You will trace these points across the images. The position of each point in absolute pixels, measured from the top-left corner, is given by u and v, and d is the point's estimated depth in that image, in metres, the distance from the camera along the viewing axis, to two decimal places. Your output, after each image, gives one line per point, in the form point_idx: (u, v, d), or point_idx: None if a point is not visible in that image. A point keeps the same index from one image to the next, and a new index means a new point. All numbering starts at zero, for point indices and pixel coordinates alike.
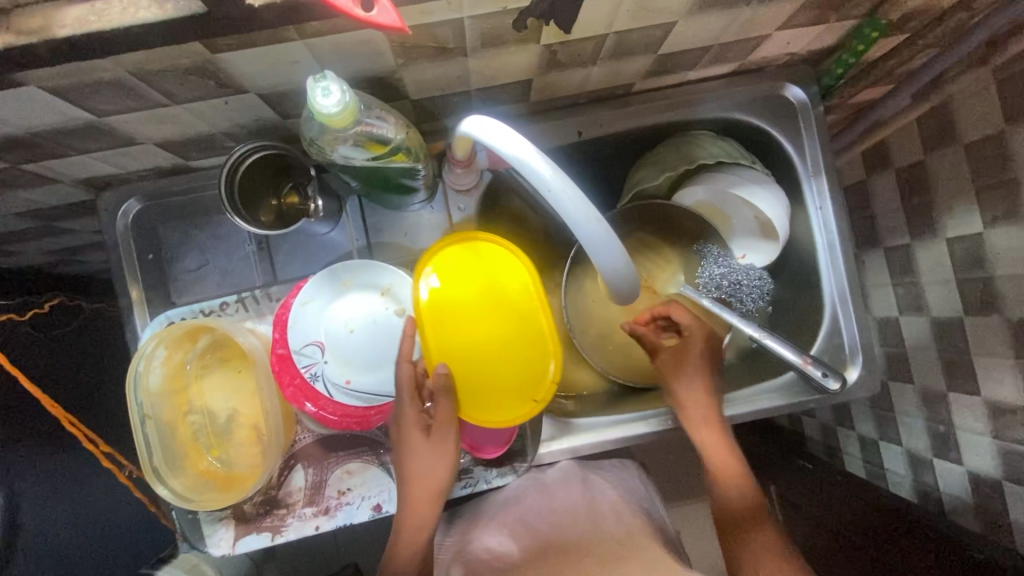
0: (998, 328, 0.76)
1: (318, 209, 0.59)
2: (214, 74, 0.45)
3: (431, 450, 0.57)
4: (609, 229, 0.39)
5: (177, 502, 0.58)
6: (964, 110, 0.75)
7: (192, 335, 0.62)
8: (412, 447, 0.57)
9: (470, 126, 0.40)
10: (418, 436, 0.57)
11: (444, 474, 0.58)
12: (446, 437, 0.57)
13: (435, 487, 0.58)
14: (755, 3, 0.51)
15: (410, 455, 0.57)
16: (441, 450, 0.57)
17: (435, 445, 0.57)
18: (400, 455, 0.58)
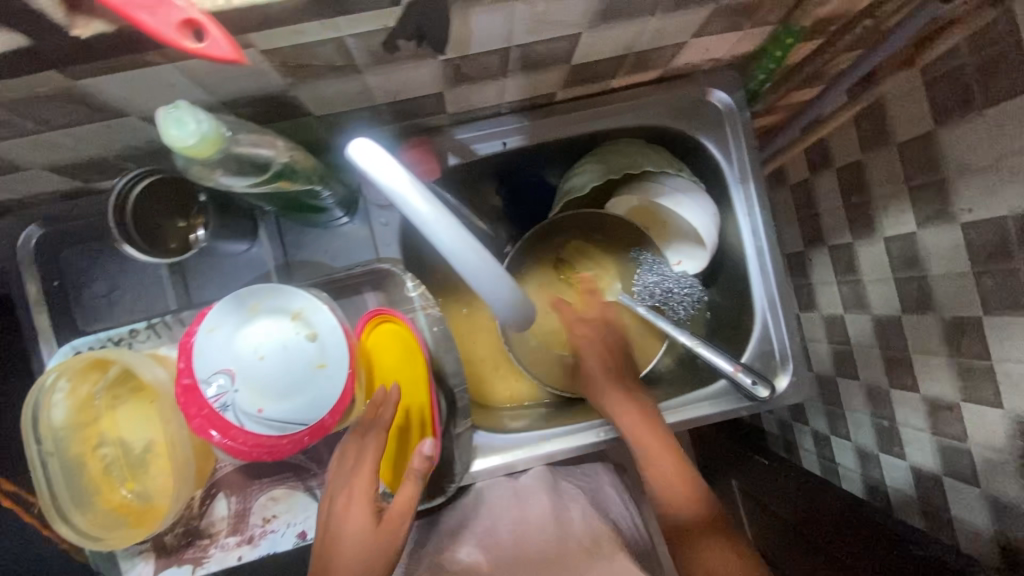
0: (933, 326, 0.76)
1: (198, 239, 0.58)
2: (84, 100, 0.42)
3: (372, 539, 0.52)
4: (492, 257, 0.38)
5: (82, 541, 0.57)
6: (895, 110, 0.74)
7: (98, 364, 0.59)
8: (355, 526, 0.53)
9: (354, 151, 0.36)
10: (367, 514, 0.53)
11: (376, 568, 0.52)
12: (396, 526, 0.53)
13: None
14: (661, 12, 0.50)
15: (348, 528, 0.53)
16: (385, 542, 0.53)
17: (378, 532, 0.53)
18: (335, 536, 0.53)
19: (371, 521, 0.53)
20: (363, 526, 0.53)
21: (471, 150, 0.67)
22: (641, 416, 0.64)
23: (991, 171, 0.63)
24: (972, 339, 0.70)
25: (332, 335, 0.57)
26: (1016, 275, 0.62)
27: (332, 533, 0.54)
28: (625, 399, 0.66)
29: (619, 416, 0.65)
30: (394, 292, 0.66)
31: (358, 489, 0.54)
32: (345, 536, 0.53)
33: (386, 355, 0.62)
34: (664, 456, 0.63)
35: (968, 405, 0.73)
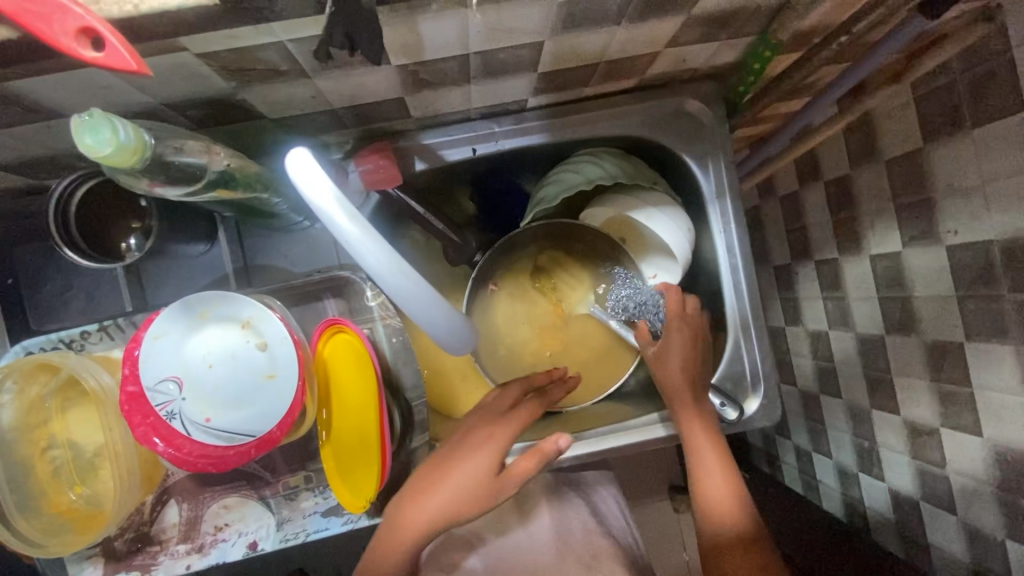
0: (915, 349, 0.74)
1: (131, 249, 0.56)
2: (13, 100, 0.40)
3: (485, 484, 0.58)
4: (426, 284, 0.37)
5: (22, 547, 0.55)
6: (885, 125, 0.72)
7: (46, 367, 0.57)
8: (475, 464, 0.59)
9: (289, 163, 0.34)
10: (487, 457, 0.59)
11: (472, 503, 0.58)
12: (509, 484, 0.59)
13: (455, 509, 0.58)
14: (628, 22, 0.48)
15: (468, 462, 0.59)
16: (493, 491, 0.58)
17: (492, 479, 0.58)
18: (452, 463, 0.59)
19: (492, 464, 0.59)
20: (482, 464, 0.59)
21: (439, 156, 0.65)
22: (706, 428, 0.62)
23: (978, 193, 0.60)
24: (953, 364, 0.68)
25: (281, 345, 0.55)
26: (999, 302, 0.60)
27: (453, 458, 0.60)
28: (693, 409, 0.63)
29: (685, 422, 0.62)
30: (354, 300, 0.63)
31: (478, 452, 0.60)
32: (458, 469, 0.59)
33: (342, 367, 0.60)
34: (720, 465, 0.62)
35: (947, 431, 0.71)
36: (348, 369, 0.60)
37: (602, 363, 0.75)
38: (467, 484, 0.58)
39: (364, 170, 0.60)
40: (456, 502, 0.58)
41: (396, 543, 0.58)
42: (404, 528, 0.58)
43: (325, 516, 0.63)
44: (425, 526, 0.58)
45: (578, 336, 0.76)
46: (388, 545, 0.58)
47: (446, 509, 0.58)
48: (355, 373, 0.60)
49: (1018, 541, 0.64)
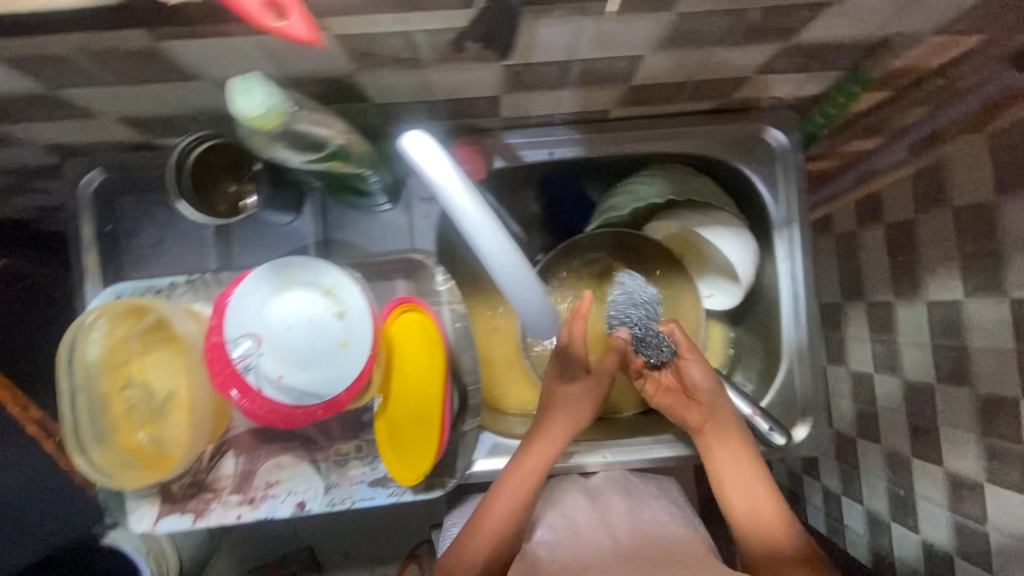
0: (966, 401, 0.73)
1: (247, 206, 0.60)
2: (162, 61, 0.44)
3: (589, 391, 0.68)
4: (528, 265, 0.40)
5: (93, 475, 0.59)
6: (958, 174, 0.69)
7: (135, 311, 0.61)
8: (576, 392, 0.68)
9: (406, 140, 0.37)
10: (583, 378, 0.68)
11: (586, 416, 0.67)
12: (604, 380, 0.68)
13: (571, 433, 0.66)
14: (727, 45, 0.50)
15: (567, 391, 0.67)
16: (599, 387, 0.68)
17: (594, 393, 0.68)
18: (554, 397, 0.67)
19: (589, 385, 0.68)
20: (585, 391, 0.68)
21: (519, 156, 0.68)
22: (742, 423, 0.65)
23: None
24: (1006, 420, 0.67)
25: (358, 315, 0.58)
26: None
27: (553, 396, 0.68)
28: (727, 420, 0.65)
29: (717, 420, 0.65)
30: (423, 283, 0.66)
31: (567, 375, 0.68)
32: (562, 399, 0.67)
33: (407, 344, 0.62)
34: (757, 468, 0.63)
35: (992, 487, 0.70)
36: (416, 348, 0.62)
37: None
38: (574, 410, 0.67)
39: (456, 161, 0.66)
40: (571, 424, 0.67)
41: (522, 474, 0.64)
42: (524, 463, 0.65)
43: (371, 486, 0.65)
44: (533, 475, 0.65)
45: None
46: (511, 481, 0.64)
47: (564, 437, 0.66)
48: (424, 350, 0.62)
49: None
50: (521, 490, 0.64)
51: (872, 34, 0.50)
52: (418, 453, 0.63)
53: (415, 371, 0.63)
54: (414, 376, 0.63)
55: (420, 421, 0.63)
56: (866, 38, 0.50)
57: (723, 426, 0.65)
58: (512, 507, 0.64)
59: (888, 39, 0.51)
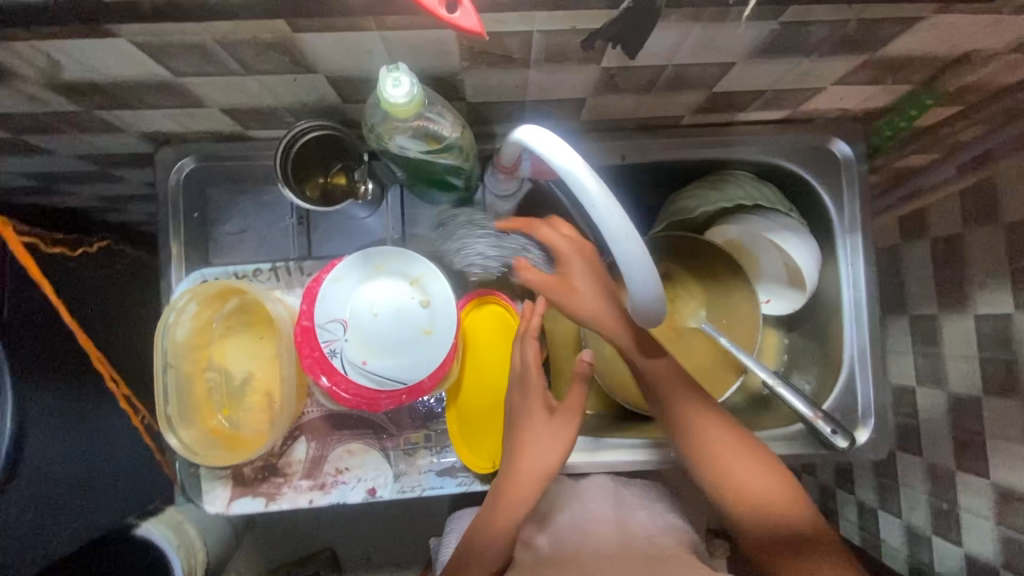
0: (1016, 413, 0.74)
1: (367, 191, 0.63)
2: (290, 51, 0.47)
3: (554, 424, 0.60)
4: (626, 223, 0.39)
5: (185, 453, 0.60)
6: (1011, 189, 0.72)
7: (222, 295, 0.63)
8: (536, 436, 0.60)
9: (524, 131, 0.42)
10: (543, 418, 0.60)
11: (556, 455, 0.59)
12: (569, 411, 0.60)
13: (543, 469, 0.59)
14: (815, 56, 0.52)
15: (528, 436, 0.60)
16: (565, 416, 0.60)
17: (556, 434, 0.60)
18: (517, 441, 0.60)
19: (548, 425, 0.60)
20: (545, 432, 0.60)
21: (591, 158, 0.70)
22: (714, 413, 0.60)
23: None
24: None
25: (443, 305, 0.59)
26: None
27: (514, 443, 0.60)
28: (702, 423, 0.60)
29: (684, 416, 0.60)
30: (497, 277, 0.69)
31: (528, 405, 0.61)
32: (523, 443, 0.60)
33: (485, 333, 0.66)
34: (743, 454, 0.59)
35: None
36: (495, 338, 0.66)
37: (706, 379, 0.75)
38: (542, 446, 0.60)
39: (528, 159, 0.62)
40: (533, 471, 0.59)
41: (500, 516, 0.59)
42: (497, 511, 0.59)
43: (439, 475, 0.66)
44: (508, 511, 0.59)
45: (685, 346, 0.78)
46: (490, 525, 0.59)
47: (536, 474, 0.59)
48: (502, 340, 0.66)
49: None
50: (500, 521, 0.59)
51: (953, 49, 0.52)
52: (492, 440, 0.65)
53: (492, 360, 0.66)
54: (492, 366, 0.66)
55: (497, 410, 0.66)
56: (948, 54, 0.53)
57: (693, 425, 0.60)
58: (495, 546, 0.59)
59: (968, 54, 0.53)
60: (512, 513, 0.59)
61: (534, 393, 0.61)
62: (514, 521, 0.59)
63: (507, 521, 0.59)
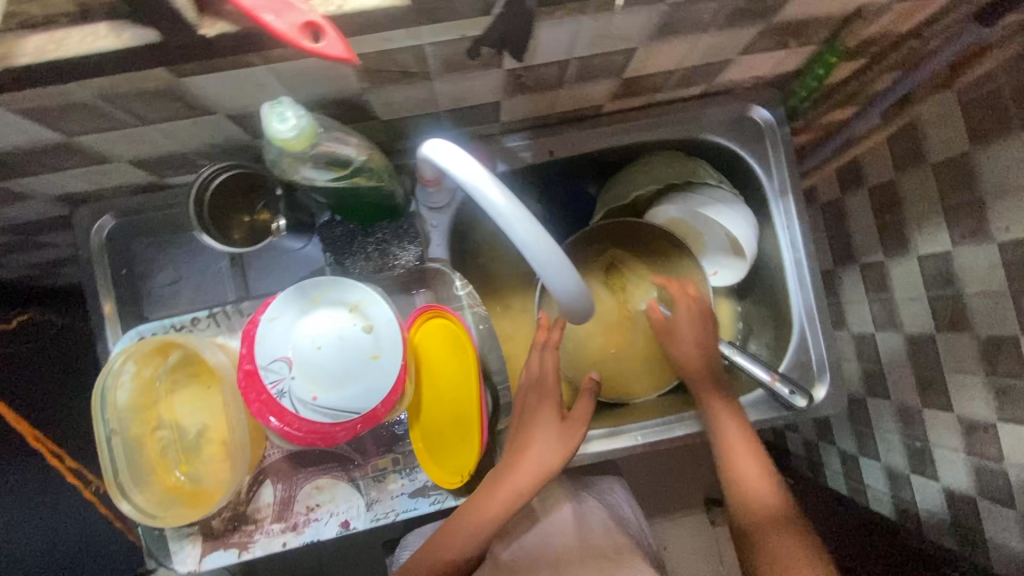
0: (969, 345, 0.75)
1: (280, 228, 0.60)
2: (181, 97, 0.45)
3: (562, 429, 0.62)
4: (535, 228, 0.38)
5: (140, 518, 0.58)
6: (932, 131, 0.74)
7: (161, 350, 0.62)
8: (546, 433, 0.62)
9: (430, 147, 0.40)
10: (555, 422, 0.62)
11: (554, 461, 0.61)
12: (577, 426, 0.63)
13: (540, 469, 0.61)
14: (714, 31, 0.53)
15: (539, 434, 0.61)
16: (575, 426, 0.63)
17: (563, 437, 0.62)
18: (526, 439, 0.62)
19: (563, 428, 0.62)
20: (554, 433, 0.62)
21: (520, 158, 0.70)
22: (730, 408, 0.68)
23: None
24: (1009, 359, 0.70)
25: (386, 328, 0.59)
26: None
27: (523, 438, 0.62)
28: (730, 423, 0.66)
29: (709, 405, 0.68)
30: (442, 291, 0.68)
31: (542, 411, 0.63)
32: (536, 438, 0.61)
33: (433, 348, 0.64)
34: (744, 449, 0.65)
35: (1005, 424, 0.72)
36: (443, 351, 0.64)
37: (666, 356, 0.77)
38: (542, 445, 0.61)
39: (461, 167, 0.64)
40: (537, 468, 0.61)
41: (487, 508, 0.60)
42: (480, 506, 0.60)
43: (412, 496, 0.65)
44: (491, 509, 0.60)
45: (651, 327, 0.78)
46: (477, 515, 0.60)
47: (532, 471, 0.61)
48: (449, 353, 0.63)
49: None
50: (480, 516, 0.60)
51: (845, 7, 0.53)
52: (458, 452, 0.64)
53: (446, 373, 0.64)
54: (445, 380, 0.64)
55: (455, 421, 0.64)
56: (841, 12, 0.54)
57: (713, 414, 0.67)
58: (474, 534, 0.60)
59: (860, 10, 0.54)
60: (500, 510, 0.60)
61: (550, 392, 0.64)
62: (495, 516, 0.60)
63: (492, 518, 0.60)
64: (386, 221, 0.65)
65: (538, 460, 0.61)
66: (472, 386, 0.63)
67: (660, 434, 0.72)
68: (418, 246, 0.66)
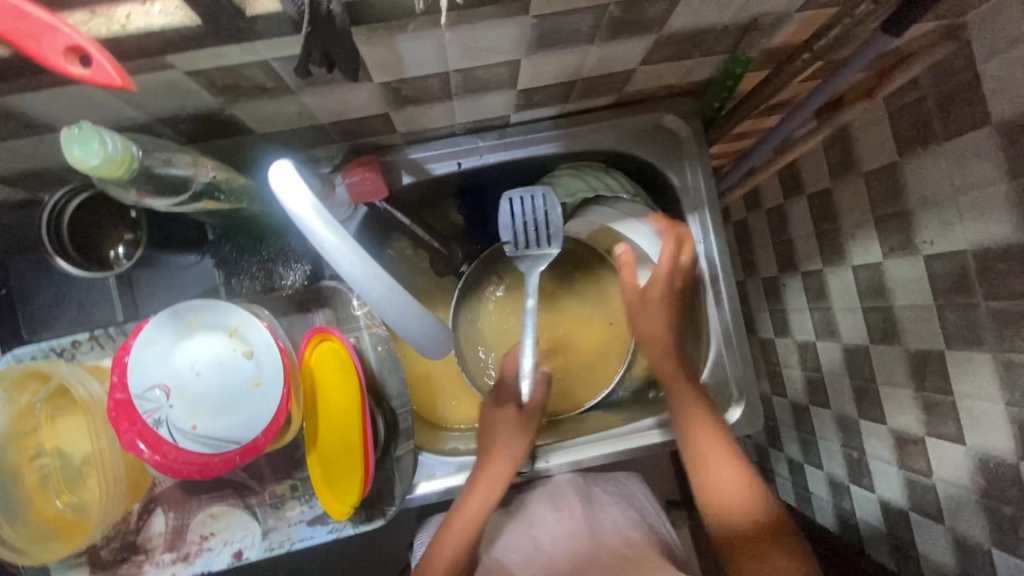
0: (899, 357, 0.71)
1: (119, 258, 0.58)
2: (11, 116, 0.42)
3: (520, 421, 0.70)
4: (394, 285, 0.40)
5: (7, 554, 0.55)
6: (862, 139, 0.71)
7: (37, 375, 0.58)
8: (512, 429, 0.69)
9: (274, 172, 0.37)
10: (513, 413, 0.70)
11: (521, 452, 0.68)
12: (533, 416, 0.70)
13: (511, 461, 0.67)
14: (600, 42, 0.50)
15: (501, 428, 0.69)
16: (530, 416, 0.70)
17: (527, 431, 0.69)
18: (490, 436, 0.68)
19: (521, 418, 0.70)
20: (516, 431, 0.69)
21: (426, 169, 0.67)
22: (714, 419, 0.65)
23: (949, 205, 0.60)
24: (936, 374, 0.65)
25: (267, 352, 0.56)
26: (976, 310, 0.59)
27: (492, 439, 0.68)
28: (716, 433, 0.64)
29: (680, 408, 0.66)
30: (341, 310, 0.65)
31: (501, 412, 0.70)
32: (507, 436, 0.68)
33: (326, 374, 0.61)
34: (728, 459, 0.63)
35: (932, 440, 0.68)
36: (332, 379, 0.60)
37: (593, 368, 0.78)
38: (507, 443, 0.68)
39: (351, 183, 0.62)
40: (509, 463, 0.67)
41: (476, 499, 0.66)
42: (469, 506, 0.66)
43: (310, 525, 0.64)
44: (478, 510, 0.65)
45: (574, 338, 0.79)
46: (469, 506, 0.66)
47: (505, 470, 0.67)
48: (338, 382, 0.60)
49: (1005, 551, 0.61)
50: (473, 514, 0.65)
51: (740, 17, 0.50)
52: (346, 483, 0.60)
53: (336, 404, 0.60)
54: (336, 411, 0.61)
55: (342, 451, 0.60)
56: (737, 21, 0.51)
57: (693, 424, 0.64)
58: (466, 531, 0.66)
59: (758, 20, 0.52)
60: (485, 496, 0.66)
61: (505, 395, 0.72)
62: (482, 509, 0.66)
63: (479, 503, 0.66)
64: (274, 240, 0.65)
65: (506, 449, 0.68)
66: (358, 415, 0.60)
67: (573, 456, 0.69)
68: (305, 267, 0.66)
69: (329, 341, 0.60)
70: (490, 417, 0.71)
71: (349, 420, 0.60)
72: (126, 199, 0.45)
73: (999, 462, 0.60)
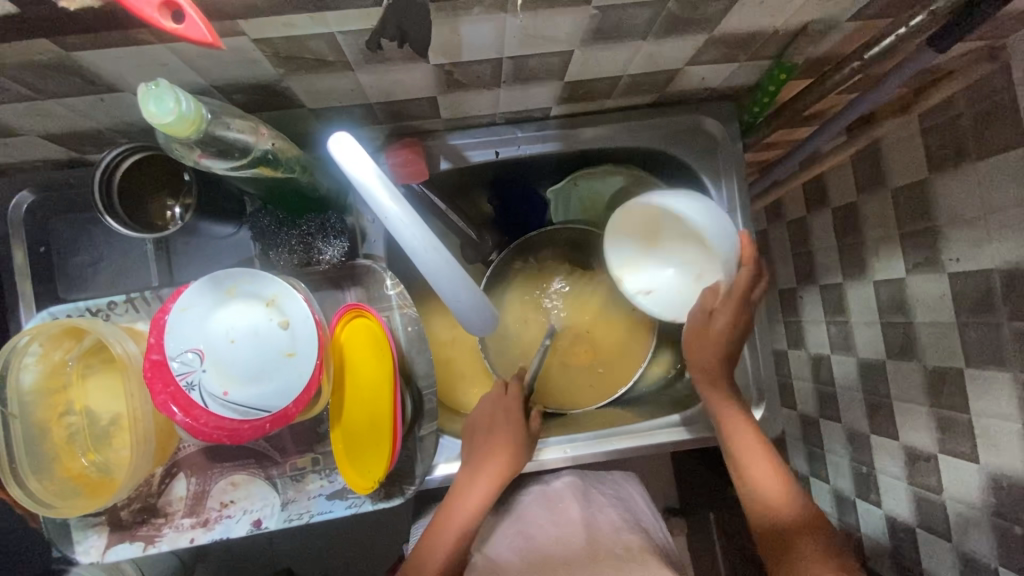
0: (915, 373, 0.71)
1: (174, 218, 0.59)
2: (78, 72, 0.43)
3: (522, 436, 0.67)
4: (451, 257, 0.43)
5: (35, 507, 0.56)
6: (892, 154, 0.71)
7: (73, 332, 0.59)
8: (511, 438, 0.67)
9: (336, 144, 0.38)
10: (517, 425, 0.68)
11: (518, 465, 0.66)
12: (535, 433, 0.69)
13: (509, 469, 0.66)
14: (653, 38, 0.50)
15: (503, 437, 0.67)
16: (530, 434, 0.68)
17: (528, 441, 0.68)
18: (488, 445, 0.66)
19: (524, 431, 0.68)
20: (518, 441, 0.67)
21: (465, 156, 0.68)
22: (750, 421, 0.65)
23: (979, 223, 0.60)
24: (953, 391, 0.66)
25: (302, 324, 0.57)
26: (999, 329, 0.59)
27: (488, 448, 0.66)
28: (752, 438, 0.65)
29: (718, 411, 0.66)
30: (373, 288, 0.66)
31: (501, 423, 0.68)
32: (481, 481, 0.65)
33: (357, 350, 0.61)
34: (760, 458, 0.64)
35: (945, 458, 0.68)
36: (365, 356, 0.61)
37: (615, 362, 0.78)
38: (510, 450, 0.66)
39: (393, 163, 0.63)
40: (504, 472, 0.66)
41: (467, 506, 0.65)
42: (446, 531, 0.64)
43: (329, 499, 0.64)
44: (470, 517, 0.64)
45: (597, 336, 0.79)
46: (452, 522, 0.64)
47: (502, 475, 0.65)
48: (372, 359, 0.61)
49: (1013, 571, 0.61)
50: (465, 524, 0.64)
51: (791, 22, 0.51)
52: (372, 458, 0.61)
53: (368, 380, 0.61)
54: (369, 387, 0.61)
55: (371, 425, 0.61)
56: (787, 26, 0.52)
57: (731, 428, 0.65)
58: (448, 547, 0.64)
59: (808, 26, 0.52)
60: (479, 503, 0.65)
61: (507, 405, 0.70)
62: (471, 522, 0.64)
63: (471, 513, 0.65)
64: (314, 214, 0.65)
65: (506, 460, 0.66)
66: (388, 391, 0.60)
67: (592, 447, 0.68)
68: (343, 244, 0.66)
69: (363, 318, 0.61)
70: (484, 426, 0.68)
71: (382, 395, 0.61)
72: (188, 162, 0.46)
73: (1014, 482, 0.60)
